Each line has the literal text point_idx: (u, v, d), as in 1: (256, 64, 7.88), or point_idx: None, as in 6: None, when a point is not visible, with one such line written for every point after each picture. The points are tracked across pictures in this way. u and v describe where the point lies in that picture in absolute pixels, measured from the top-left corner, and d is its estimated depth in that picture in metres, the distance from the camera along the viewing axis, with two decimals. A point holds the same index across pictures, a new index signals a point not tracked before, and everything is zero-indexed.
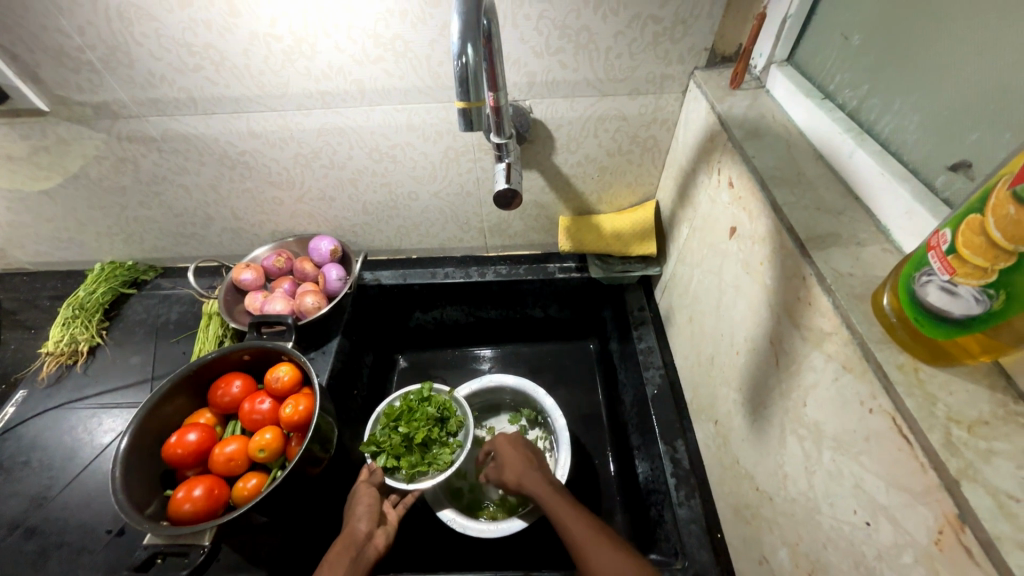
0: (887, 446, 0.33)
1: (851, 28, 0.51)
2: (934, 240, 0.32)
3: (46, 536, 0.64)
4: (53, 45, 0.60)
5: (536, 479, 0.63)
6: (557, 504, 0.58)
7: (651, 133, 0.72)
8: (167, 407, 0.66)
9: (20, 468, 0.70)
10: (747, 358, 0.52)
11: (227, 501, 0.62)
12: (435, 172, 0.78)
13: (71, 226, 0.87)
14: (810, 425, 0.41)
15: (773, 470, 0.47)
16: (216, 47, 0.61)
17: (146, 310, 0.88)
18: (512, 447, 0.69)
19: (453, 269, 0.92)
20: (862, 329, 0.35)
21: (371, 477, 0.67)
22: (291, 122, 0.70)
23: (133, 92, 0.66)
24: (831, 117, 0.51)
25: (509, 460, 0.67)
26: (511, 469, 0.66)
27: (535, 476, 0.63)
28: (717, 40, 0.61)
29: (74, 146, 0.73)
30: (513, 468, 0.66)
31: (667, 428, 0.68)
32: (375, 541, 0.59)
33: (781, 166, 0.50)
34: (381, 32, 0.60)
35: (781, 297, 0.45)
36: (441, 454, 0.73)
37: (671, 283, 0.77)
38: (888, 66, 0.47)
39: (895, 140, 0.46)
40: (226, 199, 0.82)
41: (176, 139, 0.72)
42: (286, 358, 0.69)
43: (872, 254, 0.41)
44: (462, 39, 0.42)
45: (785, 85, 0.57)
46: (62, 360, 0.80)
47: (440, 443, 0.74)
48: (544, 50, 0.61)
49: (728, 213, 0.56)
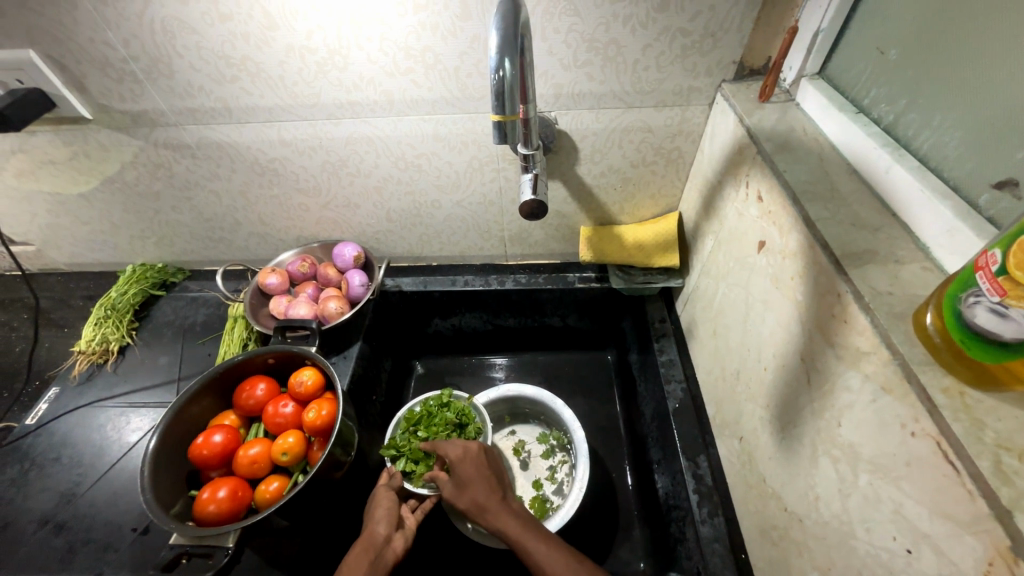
0: (931, 472, 0.32)
1: (887, 43, 0.50)
2: (983, 261, 0.31)
3: (74, 532, 0.66)
4: (100, 56, 0.63)
5: (499, 514, 0.57)
6: (529, 543, 0.55)
7: (676, 145, 0.72)
8: (194, 408, 0.67)
9: (52, 463, 0.72)
10: (775, 375, 0.51)
11: (249, 503, 0.62)
12: (459, 181, 0.79)
13: (106, 229, 0.90)
14: (845, 446, 0.40)
15: (803, 491, 0.45)
16: (252, 58, 0.63)
17: (174, 312, 0.91)
18: (473, 469, 0.62)
19: (473, 277, 0.93)
20: (904, 349, 0.34)
21: (391, 480, 0.67)
22: (320, 132, 0.72)
23: (172, 101, 0.68)
24: (866, 131, 0.50)
25: (466, 485, 0.60)
26: (467, 498, 0.59)
27: (498, 510, 0.58)
28: (746, 53, 0.61)
29: (113, 152, 0.76)
30: (470, 497, 0.59)
31: (689, 443, 0.67)
32: (393, 544, 0.60)
33: (813, 181, 0.49)
34: (412, 45, 0.61)
35: (814, 314, 0.44)
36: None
37: (694, 295, 0.76)
38: (926, 81, 0.46)
39: (934, 156, 0.45)
40: (254, 205, 0.84)
41: (210, 147, 0.74)
42: (309, 362, 0.70)
43: (910, 272, 0.40)
44: (500, 53, 0.43)
45: (816, 99, 0.57)
46: (93, 359, 0.83)
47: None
48: (571, 63, 0.62)
49: (756, 227, 0.55)
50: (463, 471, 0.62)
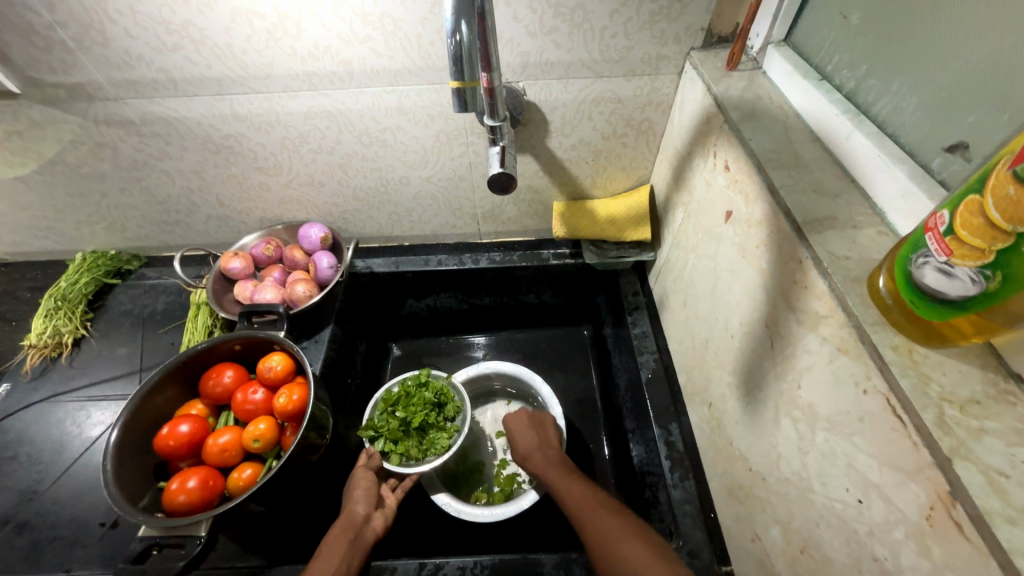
0: (881, 427, 0.33)
1: (850, 7, 0.50)
2: (932, 222, 0.32)
3: (38, 530, 0.64)
4: (21, 22, 0.57)
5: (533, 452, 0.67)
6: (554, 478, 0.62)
7: (646, 116, 0.71)
8: (158, 399, 0.65)
9: (8, 462, 0.69)
10: (742, 342, 0.52)
11: (222, 491, 0.61)
12: (427, 156, 0.76)
13: (49, 214, 0.84)
14: (805, 407, 0.41)
15: (767, 451, 0.47)
16: (195, 24, 0.58)
17: (132, 301, 0.86)
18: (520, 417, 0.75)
19: (446, 256, 0.91)
20: (858, 312, 0.35)
21: (368, 461, 0.67)
22: (277, 105, 0.68)
23: (109, 73, 0.63)
24: (829, 98, 0.50)
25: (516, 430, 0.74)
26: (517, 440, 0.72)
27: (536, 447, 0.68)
28: (714, 20, 0.60)
29: (48, 130, 0.70)
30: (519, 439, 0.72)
31: (661, 412, 0.68)
32: (373, 523, 0.60)
33: (777, 149, 0.49)
34: (370, 10, 0.58)
35: (777, 281, 0.45)
36: (439, 438, 0.72)
37: (665, 268, 0.77)
38: (886, 46, 0.47)
39: (892, 122, 0.46)
40: (211, 185, 0.80)
41: (156, 122, 0.69)
42: (278, 347, 0.68)
43: (867, 237, 0.41)
44: (455, 15, 0.41)
45: (782, 66, 0.56)
46: (45, 353, 0.78)
47: (438, 428, 0.74)
48: (538, 29, 0.60)
49: (724, 197, 0.56)
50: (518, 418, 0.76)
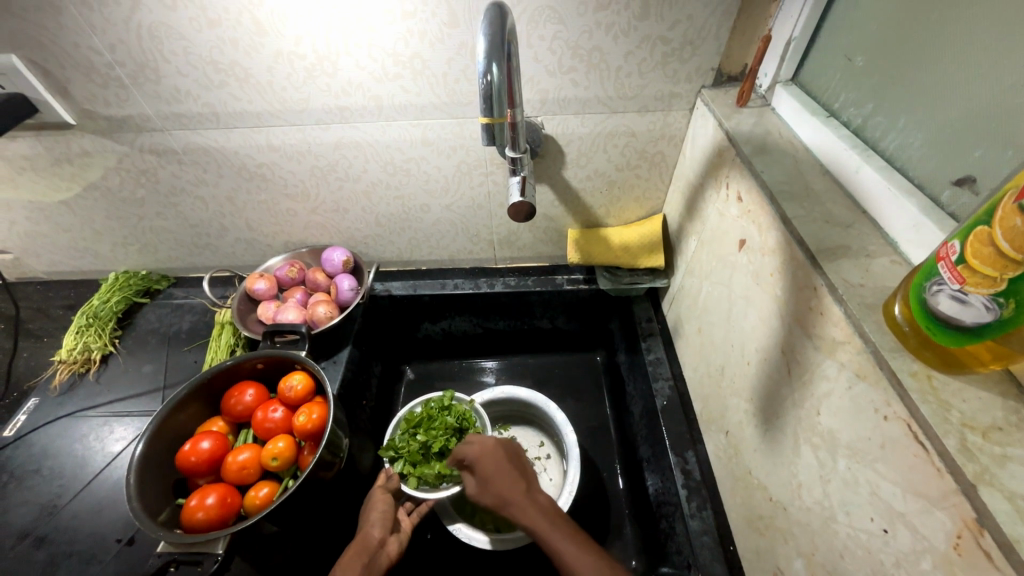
0: (903, 453, 0.33)
1: (855, 50, 0.53)
2: (944, 252, 0.33)
3: (56, 545, 0.64)
4: (84, 61, 0.63)
5: (521, 507, 0.52)
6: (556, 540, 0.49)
7: (659, 149, 0.74)
8: (180, 415, 0.66)
9: (31, 476, 0.70)
10: (758, 368, 0.52)
11: (238, 510, 0.62)
12: (448, 185, 0.80)
13: (88, 236, 0.88)
14: (824, 433, 0.41)
15: (787, 479, 0.47)
16: (241, 64, 0.63)
17: (159, 320, 0.89)
18: (491, 464, 0.57)
19: (462, 281, 0.93)
20: (875, 338, 0.36)
21: (386, 483, 0.68)
22: (309, 137, 0.72)
23: (158, 107, 0.68)
24: (837, 133, 0.52)
25: (487, 481, 0.56)
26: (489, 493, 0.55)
27: (523, 498, 0.53)
28: (723, 61, 0.63)
29: (97, 158, 0.75)
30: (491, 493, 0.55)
31: (677, 439, 0.68)
32: (387, 548, 0.60)
33: (789, 181, 0.51)
34: (400, 51, 0.62)
35: (793, 308, 0.46)
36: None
37: (679, 294, 0.78)
38: (890, 86, 0.49)
39: (900, 156, 0.48)
40: (241, 210, 0.84)
41: (196, 152, 0.74)
42: (300, 366, 0.70)
43: (881, 265, 0.42)
44: (488, 58, 0.44)
45: (790, 103, 0.59)
46: (74, 369, 0.81)
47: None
48: (557, 69, 0.64)
49: (737, 226, 0.57)
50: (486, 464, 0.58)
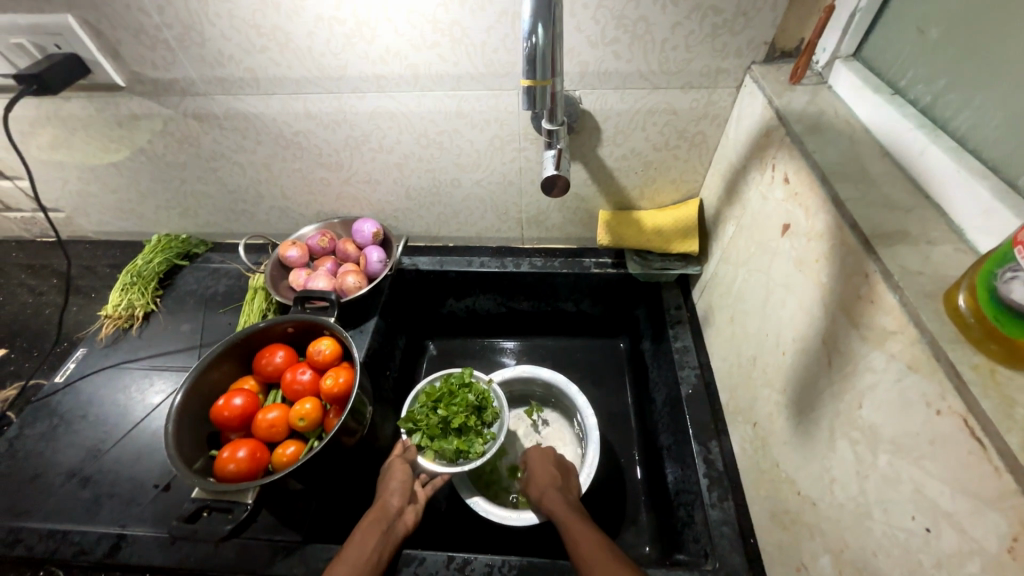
0: (956, 449, 0.31)
1: (929, 21, 0.49)
2: (1022, 236, 0.31)
3: (100, 485, 0.68)
4: (134, 22, 0.64)
5: (551, 498, 0.65)
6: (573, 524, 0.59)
7: (701, 129, 0.71)
8: (214, 372, 0.69)
9: (79, 421, 0.74)
10: (795, 359, 0.50)
11: (267, 465, 0.64)
12: (480, 160, 0.79)
13: (133, 198, 0.92)
14: (865, 427, 0.39)
15: (819, 474, 0.45)
16: (282, 28, 0.63)
17: (197, 282, 0.93)
18: (542, 465, 0.71)
19: (489, 259, 0.93)
20: (933, 327, 0.34)
21: (405, 453, 0.71)
22: (345, 105, 0.72)
23: (202, 70, 0.69)
24: (902, 112, 0.49)
25: (535, 478, 0.70)
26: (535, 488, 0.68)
27: (555, 494, 0.65)
28: (778, 34, 0.60)
29: (143, 120, 0.77)
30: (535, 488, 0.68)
31: (701, 428, 0.67)
32: (405, 517, 0.61)
33: (844, 162, 0.48)
34: (440, 18, 0.61)
35: (839, 296, 0.43)
36: (474, 443, 0.73)
37: (712, 282, 0.75)
38: (967, 60, 0.45)
39: (973, 137, 0.44)
40: (277, 178, 0.86)
41: (237, 118, 0.75)
42: (328, 332, 0.72)
43: (942, 254, 0.40)
44: (534, 18, 0.43)
45: (850, 80, 0.55)
46: (118, 324, 0.85)
47: (475, 432, 0.74)
48: (599, 40, 0.61)
49: (781, 210, 0.55)
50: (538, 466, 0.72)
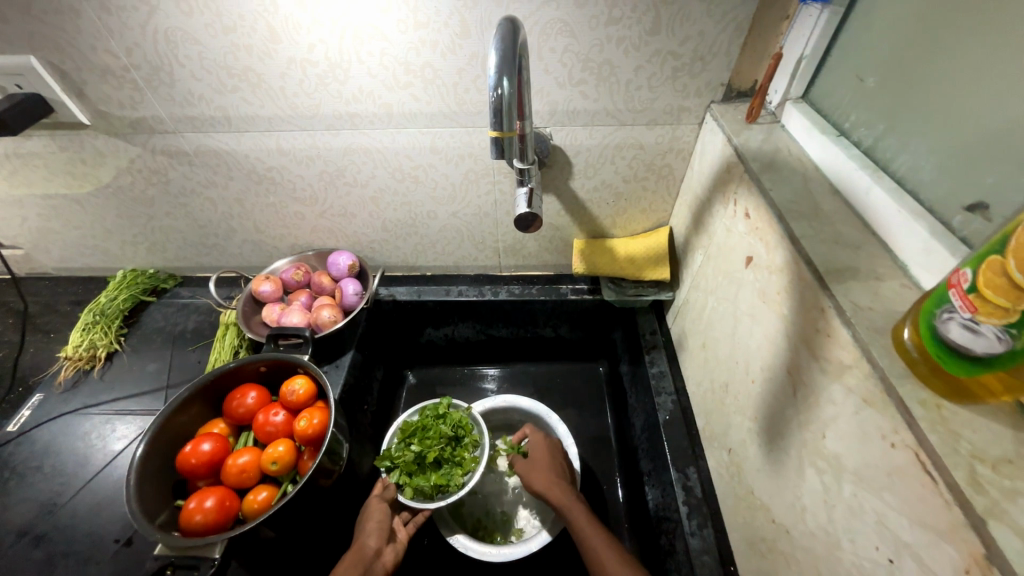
0: (911, 482, 0.32)
1: (866, 70, 0.53)
2: (956, 279, 0.33)
3: (55, 543, 0.64)
4: (101, 63, 0.64)
5: (551, 490, 0.67)
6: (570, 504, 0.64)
7: (667, 161, 0.74)
8: (182, 416, 0.66)
9: (33, 472, 0.70)
10: (763, 387, 0.52)
11: (237, 513, 0.62)
12: (455, 193, 0.80)
13: (98, 234, 0.89)
14: (830, 458, 0.41)
15: (791, 502, 0.46)
16: (254, 69, 0.64)
17: (165, 319, 0.90)
18: (543, 453, 0.73)
19: (467, 288, 0.93)
20: (883, 363, 0.36)
21: (384, 492, 0.68)
22: (319, 142, 0.73)
23: (171, 109, 0.69)
24: (847, 153, 0.52)
25: (535, 464, 0.72)
26: (535, 472, 0.70)
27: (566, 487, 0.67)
28: (733, 76, 0.63)
29: (109, 157, 0.76)
30: (537, 473, 0.70)
31: (679, 455, 0.67)
32: (383, 559, 0.60)
33: (798, 200, 0.51)
34: (412, 60, 0.63)
35: (799, 328, 0.45)
36: (453, 475, 0.70)
37: (684, 308, 0.78)
38: (901, 107, 0.49)
39: (911, 178, 0.47)
40: (249, 212, 0.85)
41: (207, 154, 0.75)
42: (301, 370, 0.70)
43: (890, 289, 0.42)
44: (499, 72, 0.45)
45: (800, 121, 0.59)
46: (79, 365, 0.82)
47: (454, 463, 0.72)
48: (567, 81, 0.64)
49: (744, 243, 0.57)
50: (538, 453, 0.74)
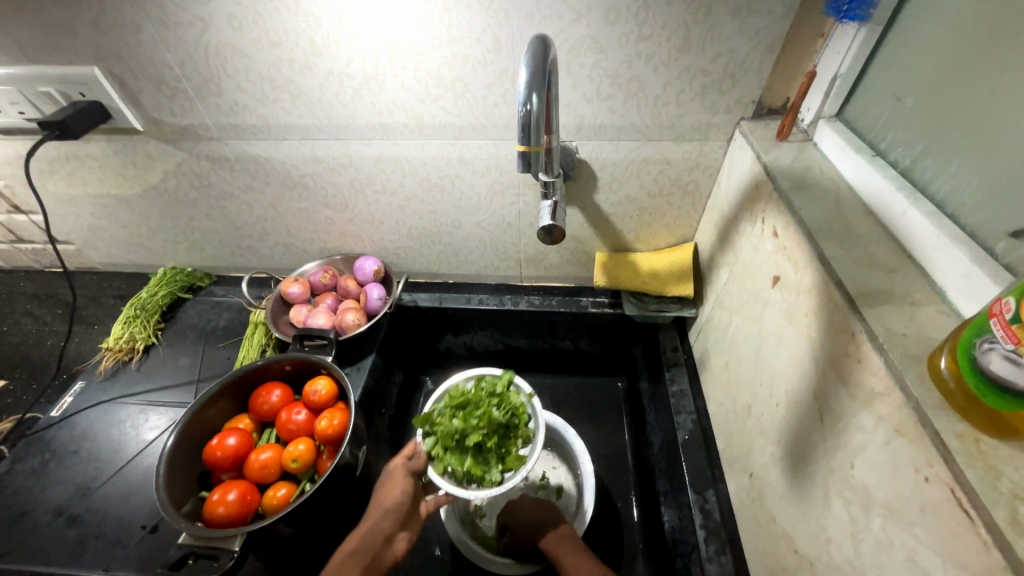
0: (946, 519, 0.31)
1: (905, 90, 0.52)
2: (997, 308, 0.32)
3: (87, 525, 0.67)
4: (156, 74, 0.68)
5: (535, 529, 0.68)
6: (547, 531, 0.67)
7: (694, 177, 0.74)
8: (210, 410, 0.69)
9: (71, 456, 0.74)
10: (787, 411, 0.50)
11: (257, 508, 0.63)
12: (480, 203, 0.81)
13: (143, 232, 0.94)
14: (858, 488, 0.39)
15: (814, 531, 0.45)
16: (295, 82, 0.67)
17: (199, 315, 0.94)
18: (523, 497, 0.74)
19: (488, 297, 0.94)
20: (918, 392, 0.34)
21: (411, 462, 0.68)
22: (351, 151, 0.75)
23: (217, 118, 0.73)
24: (883, 174, 0.51)
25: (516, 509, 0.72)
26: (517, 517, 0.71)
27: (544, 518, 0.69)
28: (764, 94, 0.63)
29: (158, 161, 0.81)
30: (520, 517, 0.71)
31: (697, 476, 0.66)
32: (394, 547, 0.60)
33: (829, 219, 0.50)
34: (444, 74, 0.65)
35: (828, 351, 0.44)
36: (490, 468, 0.66)
37: (707, 326, 0.76)
38: (943, 128, 0.48)
39: (951, 202, 0.46)
40: (282, 216, 0.88)
41: (248, 160, 0.79)
42: (325, 371, 0.72)
43: (926, 315, 0.41)
44: (528, 88, 0.46)
45: (833, 139, 0.58)
46: (118, 357, 0.86)
47: (496, 455, 0.67)
48: (594, 96, 0.64)
49: (771, 262, 0.56)
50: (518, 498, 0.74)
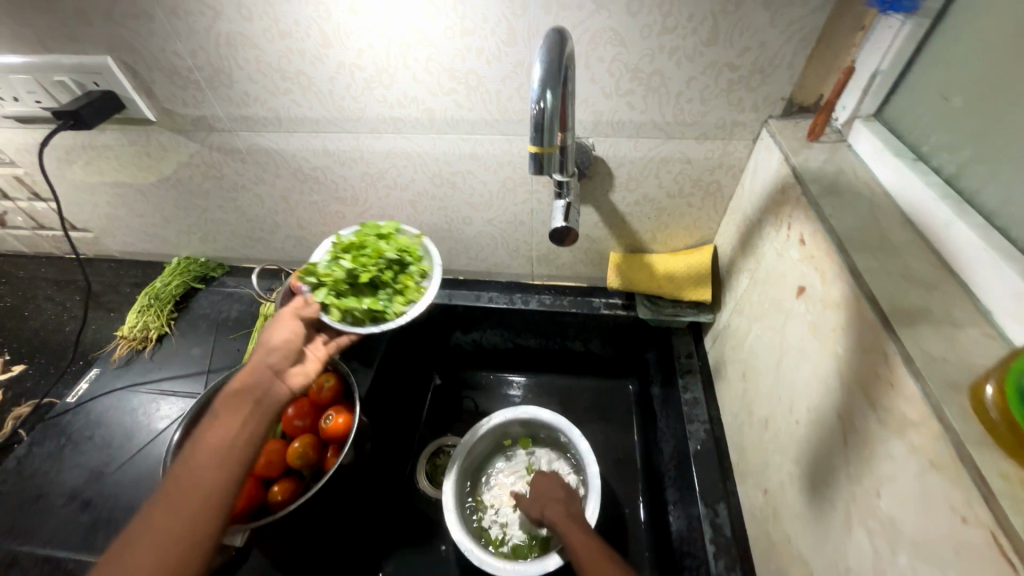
0: (984, 565, 0.29)
1: (953, 89, 0.48)
2: None
3: (100, 511, 0.69)
4: (168, 64, 0.67)
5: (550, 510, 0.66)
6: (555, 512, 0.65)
7: (716, 178, 0.70)
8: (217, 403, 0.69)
9: (85, 442, 0.75)
10: (808, 430, 0.48)
11: (261, 503, 0.63)
12: (492, 200, 0.79)
13: (158, 222, 0.95)
14: (884, 519, 0.37)
15: (833, 559, 0.42)
16: (306, 73, 0.66)
17: (211, 306, 0.94)
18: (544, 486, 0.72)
19: (498, 294, 0.92)
20: (958, 425, 0.31)
21: (303, 309, 0.60)
22: (362, 145, 0.74)
23: (229, 109, 0.72)
24: (925, 181, 0.47)
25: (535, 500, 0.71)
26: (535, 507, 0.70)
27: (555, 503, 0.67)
28: (796, 90, 0.59)
29: (171, 152, 0.80)
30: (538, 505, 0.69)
31: (709, 489, 0.64)
32: (290, 380, 0.53)
33: (863, 228, 0.47)
34: (457, 66, 0.63)
35: (856, 371, 0.41)
36: (392, 304, 0.66)
37: (724, 332, 0.73)
38: (995, 132, 0.44)
39: (1000, 214, 0.42)
40: (293, 209, 0.87)
41: (259, 152, 0.78)
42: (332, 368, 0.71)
43: (968, 338, 0.37)
44: (542, 85, 0.43)
45: (870, 141, 0.54)
46: (132, 345, 0.87)
47: (393, 291, 0.67)
48: (613, 91, 0.62)
49: (797, 271, 0.53)
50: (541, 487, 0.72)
